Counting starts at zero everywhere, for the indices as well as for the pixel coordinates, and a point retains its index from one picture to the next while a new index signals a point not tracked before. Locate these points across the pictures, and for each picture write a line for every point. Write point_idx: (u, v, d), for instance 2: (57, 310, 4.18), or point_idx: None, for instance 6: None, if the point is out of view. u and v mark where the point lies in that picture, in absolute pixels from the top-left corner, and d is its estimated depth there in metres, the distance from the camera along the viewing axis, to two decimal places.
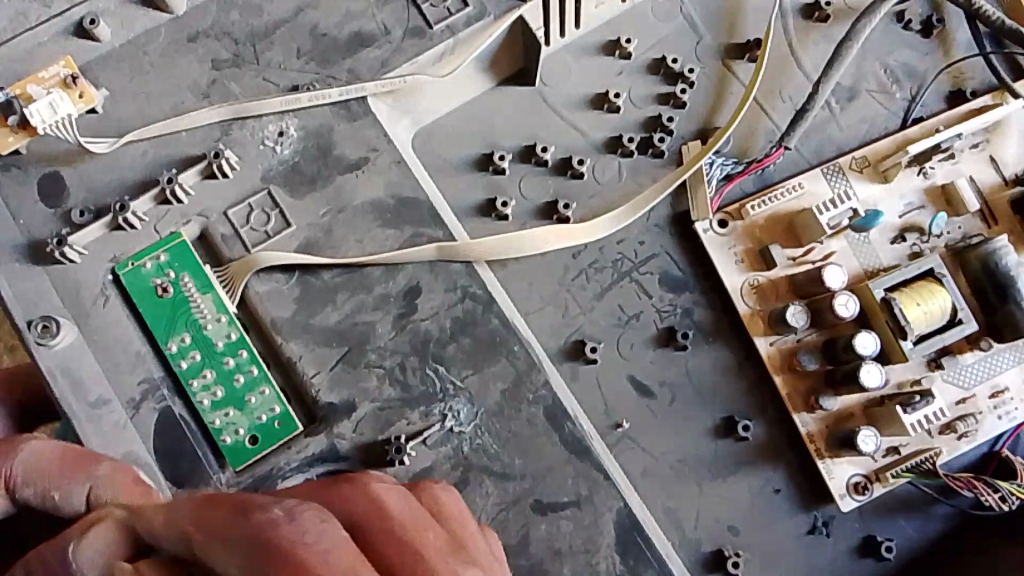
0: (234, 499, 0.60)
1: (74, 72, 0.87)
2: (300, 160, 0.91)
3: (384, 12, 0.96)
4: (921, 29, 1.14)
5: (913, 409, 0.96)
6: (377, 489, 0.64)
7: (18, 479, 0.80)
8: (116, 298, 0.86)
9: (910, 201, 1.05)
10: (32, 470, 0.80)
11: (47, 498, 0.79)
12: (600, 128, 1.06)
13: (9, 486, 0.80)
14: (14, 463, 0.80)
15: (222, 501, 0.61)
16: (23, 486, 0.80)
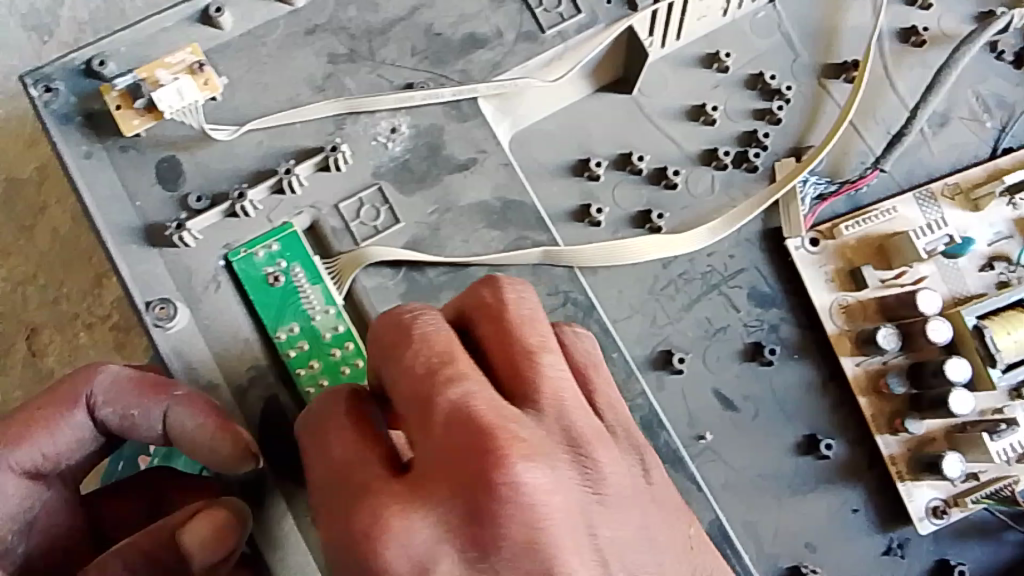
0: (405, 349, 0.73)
1: (200, 59, 0.88)
2: (410, 158, 0.93)
3: (497, 15, 0.97)
4: (1013, 60, 1.14)
5: (999, 437, 0.97)
6: (508, 315, 0.68)
7: (101, 402, 0.83)
8: (228, 285, 0.88)
9: (999, 230, 1.06)
10: (117, 394, 0.84)
11: (126, 421, 0.83)
12: (696, 139, 1.07)
13: (89, 408, 0.83)
14: (94, 388, 0.83)
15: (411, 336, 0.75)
16: (102, 407, 0.83)
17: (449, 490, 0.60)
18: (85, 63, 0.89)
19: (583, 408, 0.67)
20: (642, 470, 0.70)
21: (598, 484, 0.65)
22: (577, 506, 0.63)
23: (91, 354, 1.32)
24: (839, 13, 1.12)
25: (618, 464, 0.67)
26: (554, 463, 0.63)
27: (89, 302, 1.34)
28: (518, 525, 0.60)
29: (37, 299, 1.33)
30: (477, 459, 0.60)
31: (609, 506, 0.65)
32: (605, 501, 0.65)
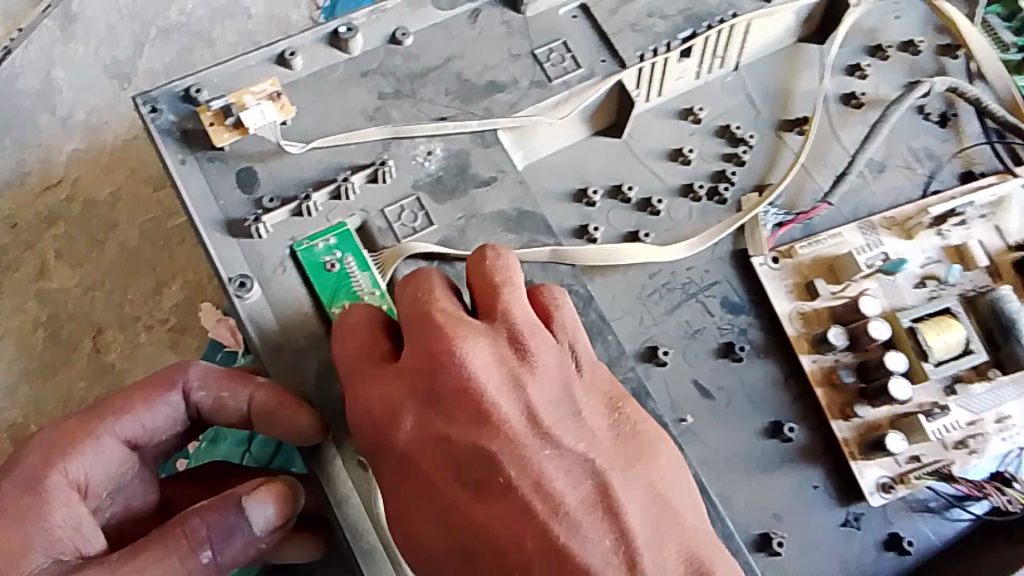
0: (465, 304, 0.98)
1: (279, 90, 1.11)
2: (443, 174, 1.13)
3: (514, 66, 1.21)
4: (938, 121, 1.38)
5: (933, 419, 1.16)
6: (482, 265, 0.92)
7: (196, 386, 1.04)
8: (291, 270, 1.06)
9: (930, 255, 1.26)
10: (209, 380, 1.05)
11: (217, 403, 1.04)
12: (676, 176, 1.28)
13: (185, 391, 1.04)
14: (190, 376, 1.04)
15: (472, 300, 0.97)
16: (196, 390, 1.04)
17: (413, 377, 0.87)
18: (183, 90, 1.11)
19: (525, 324, 0.89)
20: (573, 363, 0.91)
21: (537, 378, 0.87)
22: (512, 391, 0.86)
23: (148, 351, 1.69)
24: (793, 80, 1.36)
25: (551, 354, 0.89)
26: (499, 360, 0.87)
27: (150, 308, 1.71)
28: (458, 396, 0.84)
29: (105, 302, 1.71)
30: (433, 356, 0.86)
31: (545, 394, 0.87)
32: (545, 391, 0.87)
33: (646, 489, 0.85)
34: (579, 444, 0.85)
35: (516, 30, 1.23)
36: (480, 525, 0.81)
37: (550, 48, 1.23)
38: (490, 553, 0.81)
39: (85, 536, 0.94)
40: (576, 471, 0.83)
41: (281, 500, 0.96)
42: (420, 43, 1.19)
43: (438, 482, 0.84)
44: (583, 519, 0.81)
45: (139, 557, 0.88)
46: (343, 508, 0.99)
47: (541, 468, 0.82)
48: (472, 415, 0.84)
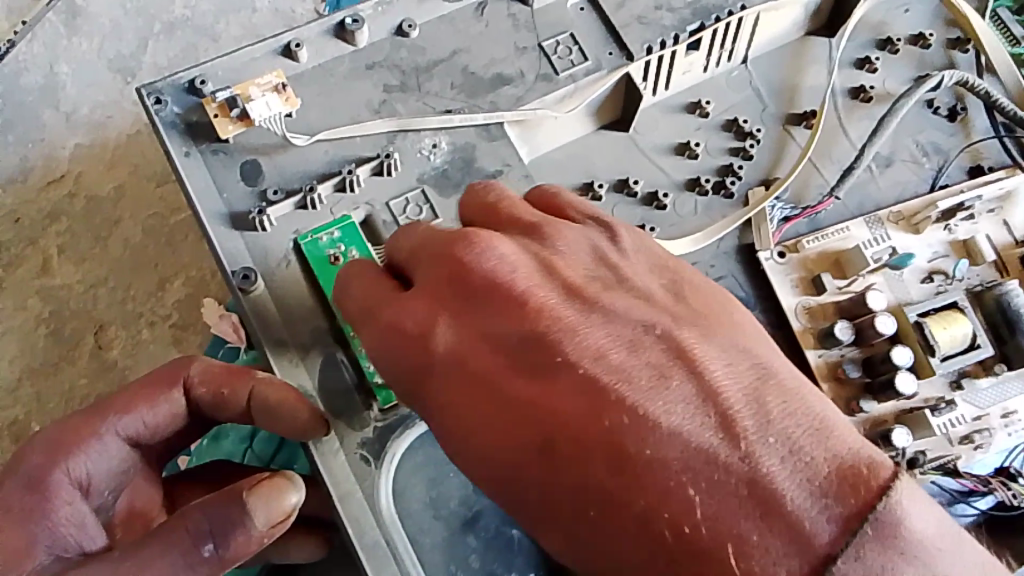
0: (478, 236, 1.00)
1: (284, 81, 1.11)
2: (449, 168, 1.13)
3: (521, 60, 1.20)
4: (947, 114, 1.37)
5: (939, 412, 1.17)
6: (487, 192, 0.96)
7: (196, 382, 1.05)
8: (296, 262, 1.06)
9: (937, 249, 1.25)
10: (208, 376, 1.05)
11: (219, 398, 1.04)
12: (682, 170, 1.28)
13: (186, 387, 1.05)
14: (190, 372, 1.05)
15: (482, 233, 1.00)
16: (197, 386, 1.05)
17: (451, 281, 0.87)
18: (188, 82, 1.10)
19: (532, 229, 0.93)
20: (609, 246, 0.92)
21: (572, 265, 0.89)
22: (555, 283, 0.87)
23: (152, 348, 1.70)
24: (801, 74, 1.35)
25: (577, 249, 0.91)
26: (534, 256, 0.89)
27: (153, 304, 1.72)
28: (490, 286, 0.86)
29: (108, 298, 1.72)
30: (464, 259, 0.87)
31: (590, 283, 0.88)
32: (587, 277, 0.89)
33: (729, 349, 0.81)
34: (630, 313, 0.84)
35: (522, 24, 1.22)
36: (553, 407, 0.79)
37: (557, 41, 1.22)
38: (571, 438, 0.78)
39: (89, 533, 0.93)
40: (636, 338, 0.82)
41: (281, 493, 0.91)
42: (426, 36, 1.19)
43: (498, 377, 0.83)
44: (659, 387, 0.78)
45: (138, 555, 0.87)
46: (345, 503, 0.98)
47: (600, 344, 0.82)
48: (515, 303, 0.85)
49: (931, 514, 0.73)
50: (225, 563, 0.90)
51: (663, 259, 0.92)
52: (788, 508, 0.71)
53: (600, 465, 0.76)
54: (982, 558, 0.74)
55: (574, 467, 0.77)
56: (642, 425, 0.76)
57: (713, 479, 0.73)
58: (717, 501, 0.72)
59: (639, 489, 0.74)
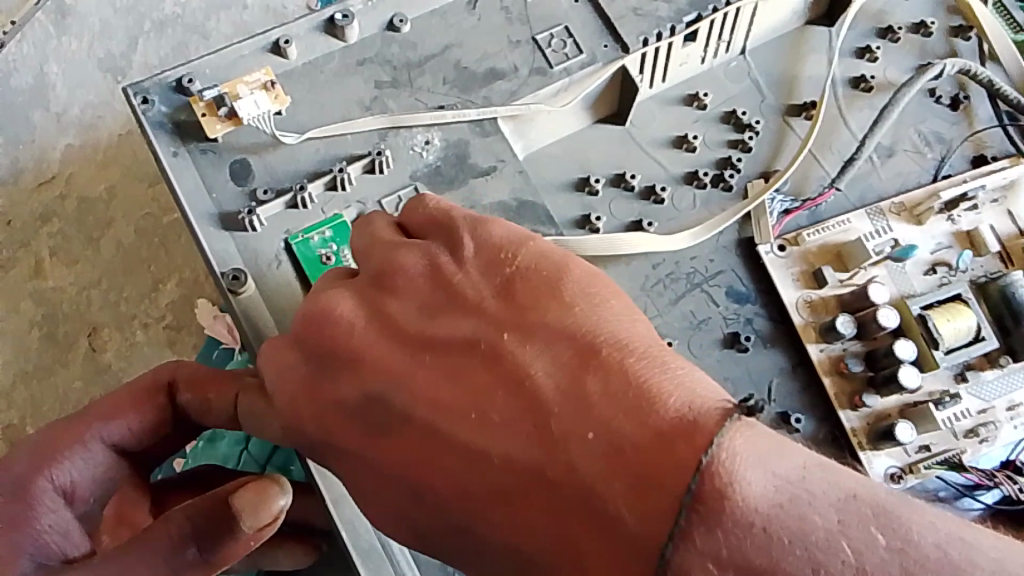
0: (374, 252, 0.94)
1: (272, 78, 1.09)
2: (442, 165, 1.11)
3: (514, 54, 1.18)
4: (949, 104, 1.34)
5: (943, 407, 1.14)
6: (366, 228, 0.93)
7: (182, 388, 1.01)
8: (287, 264, 1.04)
9: (940, 240, 1.23)
10: (194, 381, 1.01)
11: (202, 405, 0.99)
12: (679, 163, 1.26)
13: (172, 392, 1.01)
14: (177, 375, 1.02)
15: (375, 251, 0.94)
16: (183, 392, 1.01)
17: (306, 361, 0.85)
18: (175, 81, 1.09)
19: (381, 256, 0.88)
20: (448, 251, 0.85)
21: (407, 299, 0.84)
22: (389, 329, 0.82)
23: (147, 350, 1.69)
24: (800, 64, 1.33)
25: (415, 263, 0.85)
26: (374, 305, 0.84)
27: (147, 305, 1.71)
28: (327, 350, 0.83)
29: (101, 301, 1.71)
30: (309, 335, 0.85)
31: (421, 320, 0.82)
32: (421, 306, 0.83)
33: (550, 346, 0.74)
34: (459, 337, 0.79)
35: (515, 16, 1.20)
36: (403, 456, 0.77)
37: (551, 34, 1.20)
38: (433, 479, 0.75)
39: (74, 541, 0.93)
40: (461, 364, 0.77)
41: (265, 497, 0.89)
42: (418, 31, 1.17)
43: (356, 441, 0.80)
44: (484, 416, 0.73)
45: (125, 557, 0.87)
46: (340, 507, 0.97)
47: (431, 380, 0.77)
48: (352, 363, 0.82)
49: (782, 459, 0.65)
50: (214, 566, 0.90)
51: (495, 248, 0.83)
52: (604, 508, 0.65)
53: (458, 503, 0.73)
54: (833, 484, 0.64)
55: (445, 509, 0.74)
56: (477, 459, 0.72)
57: (546, 496, 0.68)
58: (556, 518, 0.68)
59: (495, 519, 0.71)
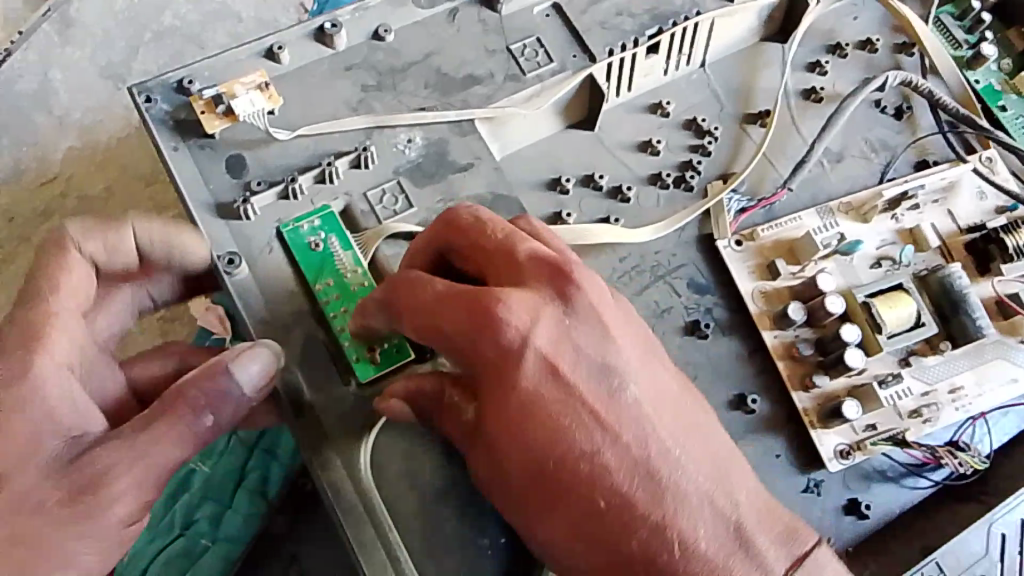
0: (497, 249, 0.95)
1: (267, 81, 1.19)
2: (423, 161, 1.20)
3: (490, 62, 1.28)
4: (894, 113, 1.45)
5: (885, 385, 1.23)
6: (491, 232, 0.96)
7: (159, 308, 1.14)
8: (279, 249, 1.13)
9: (885, 237, 1.33)
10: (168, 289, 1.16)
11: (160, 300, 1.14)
12: (644, 166, 1.36)
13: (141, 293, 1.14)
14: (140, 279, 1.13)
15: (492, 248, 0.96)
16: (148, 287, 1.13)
17: (468, 332, 0.89)
18: (177, 82, 1.18)
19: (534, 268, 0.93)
20: (606, 296, 0.95)
21: (582, 328, 0.92)
22: (563, 352, 0.90)
23: (141, 337, 1.74)
24: (756, 76, 1.44)
25: (588, 288, 0.93)
26: (541, 309, 0.90)
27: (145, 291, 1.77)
28: (475, 335, 0.89)
29: None
30: (488, 337, 0.88)
31: (604, 404, 0.90)
32: (587, 338, 0.92)
33: (675, 434, 0.92)
34: (611, 380, 0.91)
35: (491, 28, 1.30)
36: (546, 474, 0.88)
37: (524, 44, 1.30)
38: (541, 471, 0.88)
39: (86, 419, 1.02)
40: (615, 411, 0.90)
41: (265, 360, 1.03)
42: (402, 40, 1.26)
43: (506, 435, 0.89)
44: (623, 459, 0.89)
45: (151, 429, 0.98)
46: (325, 470, 1.05)
47: (592, 416, 0.89)
48: (513, 361, 0.88)
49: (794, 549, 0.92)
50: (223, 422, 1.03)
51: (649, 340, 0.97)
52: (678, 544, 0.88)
53: (588, 512, 0.88)
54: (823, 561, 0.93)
55: (582, 515, 0.88)
56: (598, 492, 0.88)
57: (627, 524, 0.87)
58: (637, 540, 0.87)
59: (603, 538, 0.88)
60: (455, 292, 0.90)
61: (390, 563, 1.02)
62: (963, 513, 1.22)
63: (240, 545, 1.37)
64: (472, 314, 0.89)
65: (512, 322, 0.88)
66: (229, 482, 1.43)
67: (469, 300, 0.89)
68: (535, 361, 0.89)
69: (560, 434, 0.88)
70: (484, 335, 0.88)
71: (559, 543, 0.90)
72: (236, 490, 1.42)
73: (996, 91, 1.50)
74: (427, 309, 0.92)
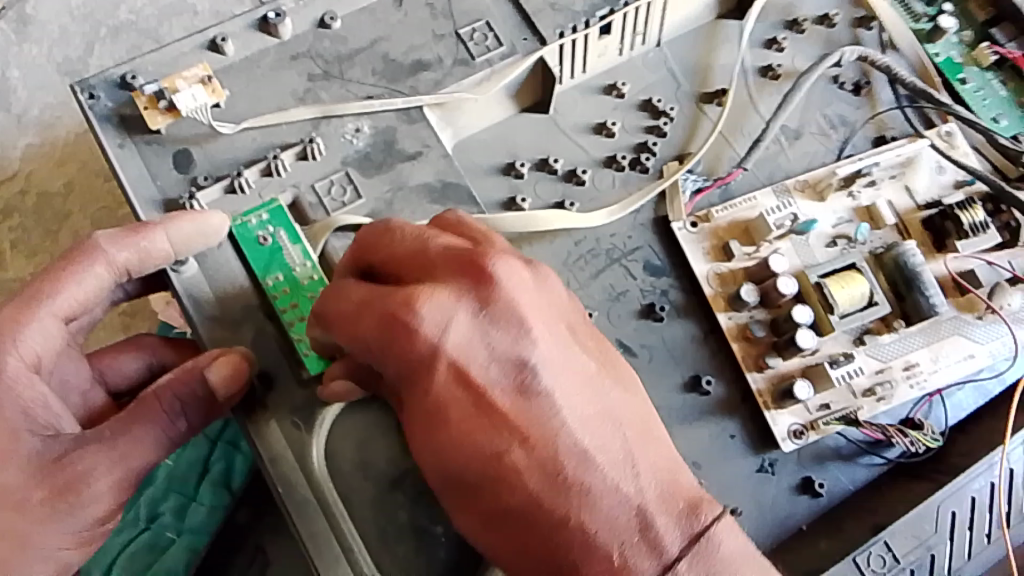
0: (410, 251, 0.97)
1: (209, 74, 1.17)
2: (371, 151, 1.20)
3: (439, 46, 1.27)
4: (852, 89, 1.44)
5: (837, 365, 1.23)
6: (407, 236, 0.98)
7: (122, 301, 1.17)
8: (228, 244, 1.13)
9: (841, 216, 1.32)
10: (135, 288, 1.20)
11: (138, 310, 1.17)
12: (599, 148, 1.35)
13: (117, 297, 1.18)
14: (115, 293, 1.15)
15: (408, 251, 0.98)
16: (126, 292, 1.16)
17: (382, 339, 0.92)
18: (119, 77, 1.17)
19: (444, 266, 0.95)
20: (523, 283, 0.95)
21: (499, 321, 0.92)
22: (473, 349, 0.91)
23: (103, 332, 1.75)
24: (713, 54, 1.42)
25: (503, 281, 0.93)
26: (450, 307, 0.91)
27: None
28: (388, 340, 0.92)
29: None
30: (401, 346, 0.91)
31: (518, 404, 0.91)
32: (503, 332, 0.92)
33: (598, 423, 0.92)
34: (525, 373, 0.92)
35: (439, 12, 1.28)
36: (466, 472, 0.91)
37: (473, 28, 1.28)
38: (462, 470, 0.91)
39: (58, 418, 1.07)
40: (532, 405, 0.91)
41: (239, 369, 1.04)
42: (348, 27, 1.25)
43: (427, 435, 0.92)
44: (541, 452, 0.89)
45: (131, 430, 1.04)
46: (275, 463, 1.06)
47: (504, 410, 0.91)
48: (424, 363, 0.91)
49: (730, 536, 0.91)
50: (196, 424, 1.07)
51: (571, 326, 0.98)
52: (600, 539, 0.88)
53: (511, 512, 0.90)
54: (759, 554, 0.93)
55: (505, 510, 0.90)
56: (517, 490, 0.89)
57: (551, 520, 0.88)
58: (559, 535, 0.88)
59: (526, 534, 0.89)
60: (367, 298, 0.94)
61: (343, 556, 1.04)
62: (916, 488, 1.23)
63: (204, 538, 1.40)
64: (381, 319, 0.92)
65: (420, 324, 0.90)
66: (194, 474, 1.46)
67: (379, 306, 0.92)
68: (445, 361, 0.91)
69: (474, 430, 0.90)
70: (395, 340, 0.91)
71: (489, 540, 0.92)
72: (201, 481, 1.45)
73: (956, 65, 1.48)
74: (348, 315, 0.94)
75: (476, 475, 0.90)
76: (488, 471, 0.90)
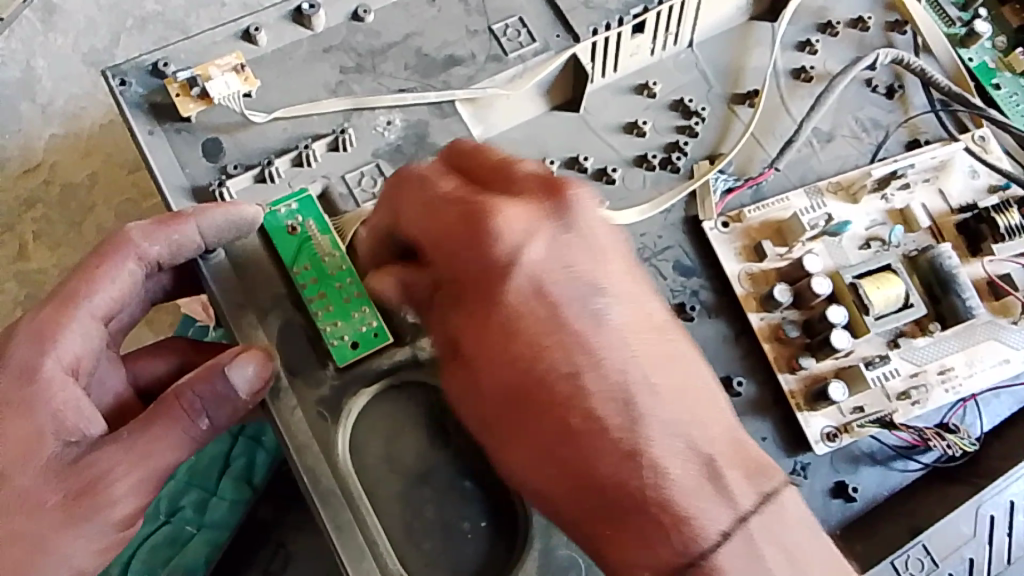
0: (488, 167, 1.02)
1: (242, 62, 1.18)
2: (403, 143, 1.19)
3: (471, 43, 1.26)
4: (885, 92, 1.43)
5: (873, 366, 1.22)
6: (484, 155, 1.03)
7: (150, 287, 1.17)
8: (258, 234, 1.12)
9: (875, 218, 1.31)
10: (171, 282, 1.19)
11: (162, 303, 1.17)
12: (630, 147, 1.33)
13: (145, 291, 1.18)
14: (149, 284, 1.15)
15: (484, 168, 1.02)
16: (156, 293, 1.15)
17: (455, 241, 0.97)
18: (152, 65, 1.17)
19: (524, 186, 1.01)
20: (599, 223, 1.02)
21: (573, 248, 0.99)
22: (546, 264, 0.97)
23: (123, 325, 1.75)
24: (744, 56, 1.41)
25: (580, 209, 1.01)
26: (530, 225, 0.98)
27: None
28: (463, 244, 0.97)
29: None
30: (476, 252, 0.96)
31: (580, 323, 0.95)
32: (570, 258, 0.98)
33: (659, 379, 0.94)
34: (588, 300, 0.97)
35: (472, 8, 1.28)
36: (526, 396, 0.93)
37: (506, 24, 1.28)
38: (524, 392, 0.93)
39: (85, 417, 1.03)
40: (603, 333, 0.95)
41: (262, 361, 1.04)
42: (381, 21, 1.25)
43: (490, 337, 0.96)
44: (596, 382, 0.93)
45: (153, 431, 1.01)
46: (301, 452, 1.04)
47: (571, 335, 0.94)
48: (495, 268, 0.96)
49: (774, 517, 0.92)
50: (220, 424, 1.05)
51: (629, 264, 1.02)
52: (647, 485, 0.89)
53: (563, 443, 0.91)
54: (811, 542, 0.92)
55: (557, 446, 0.91)
56: (575, 428, 0.91)
57: (602, 456, 0.89)
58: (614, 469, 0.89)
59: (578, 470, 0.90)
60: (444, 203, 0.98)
61: (369, 550, 1.01)
62: (952, 495, 1.20)
63: (225, 532, 1.40)
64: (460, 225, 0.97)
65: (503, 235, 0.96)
66: (216, 469, 1.46)
67: (458, 213, 0.97)
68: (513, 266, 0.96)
69: (540, 342, 0.94)
70: (473, 245, 0.96)
71: (539, 473, 0.93)
72: (222, 475, 1.46)
73: (989, 69, 1.48)
74: (422, 219, 0.99)
75: (534, 395, 0.93)
76: (544, 393, 0.92)
